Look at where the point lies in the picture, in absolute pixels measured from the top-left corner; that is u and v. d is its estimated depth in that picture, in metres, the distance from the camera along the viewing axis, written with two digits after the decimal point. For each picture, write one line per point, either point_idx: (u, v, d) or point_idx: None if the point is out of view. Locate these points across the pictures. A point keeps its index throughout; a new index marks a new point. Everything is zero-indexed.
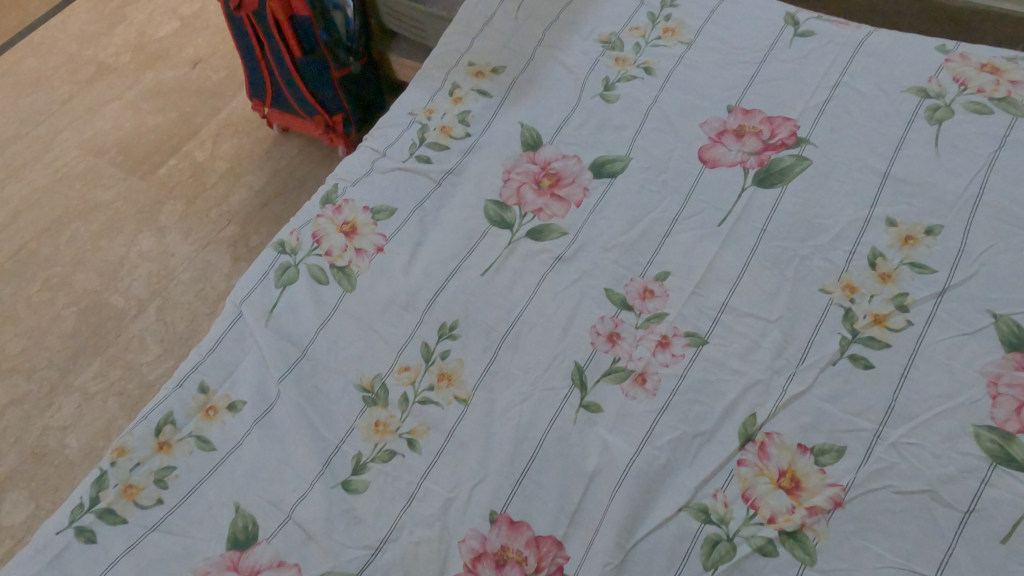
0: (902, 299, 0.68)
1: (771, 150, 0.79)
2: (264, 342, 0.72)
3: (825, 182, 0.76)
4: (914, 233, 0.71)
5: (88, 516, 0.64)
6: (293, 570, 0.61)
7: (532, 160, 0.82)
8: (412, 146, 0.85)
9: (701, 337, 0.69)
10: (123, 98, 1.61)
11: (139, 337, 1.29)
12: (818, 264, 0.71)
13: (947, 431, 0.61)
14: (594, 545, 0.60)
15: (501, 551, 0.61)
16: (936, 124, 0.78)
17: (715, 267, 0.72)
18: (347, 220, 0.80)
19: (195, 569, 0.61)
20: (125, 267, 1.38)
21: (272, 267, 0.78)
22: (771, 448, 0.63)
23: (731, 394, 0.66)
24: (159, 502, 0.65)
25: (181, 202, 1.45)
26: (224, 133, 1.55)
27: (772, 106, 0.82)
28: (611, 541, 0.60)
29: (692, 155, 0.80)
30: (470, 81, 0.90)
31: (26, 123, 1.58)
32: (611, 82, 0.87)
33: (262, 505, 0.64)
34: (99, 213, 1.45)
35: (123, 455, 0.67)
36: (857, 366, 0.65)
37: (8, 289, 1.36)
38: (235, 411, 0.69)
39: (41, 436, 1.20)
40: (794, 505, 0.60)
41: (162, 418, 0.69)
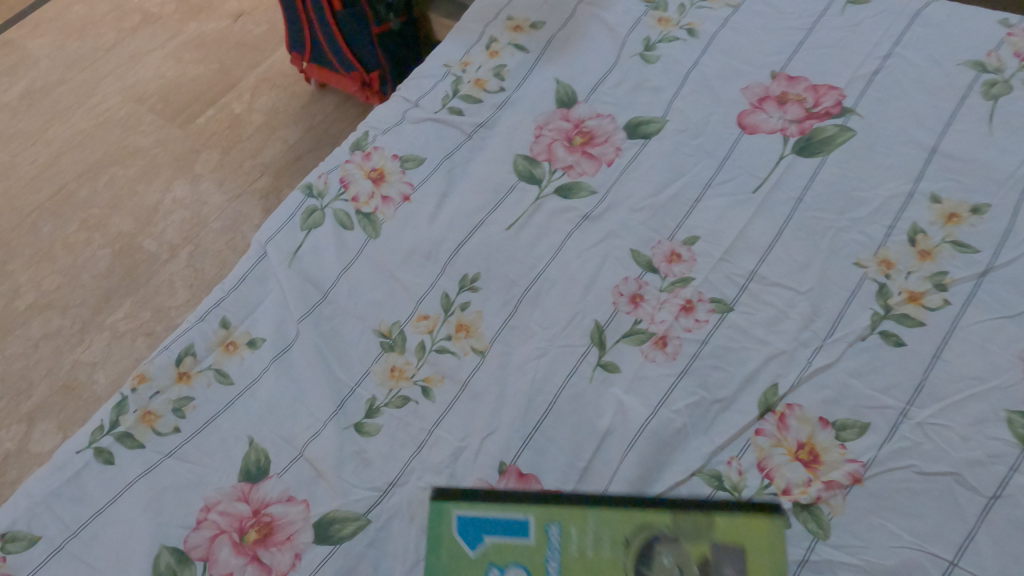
0: (940, 278, 0.66)
1: (814, 119, 0.76)
2: (286, 283, 0.73)
3: (868, 154, 0.73)
4: (959, 211, 0.69)
5: (107, 438, 0.66)
6: (302, 506, 0.62)
7: (565, 117, 0.80)
8: (445, 98, 0.84)
9: (726, 304, 0.67)
10: (165, 48, 1.63)
11: (170, 281, 1.32)
12: (854, 238, 0.69)
13: (977, 414, 0.59)
14: (603, 501, 0.59)
15: (509, 500, 0.60)
16: (992, 100, 0.74)
17: (745, 235, 0.70)
18: (375, 167, 0.79)
19: (207, 498, 0.62)
20: (159, 212, 1.40)
21: (299, 210, 0.78)
22: (791, 420, 0.61)
23: (753, 362, 0.64)
24: (176, 430, 0.66)
25: (216, 152, 1.47)
26: (261, 87, 1.55)
27: (818, 73, 0.79)
28: (619, 499, 0.59)
29: (730, 120, 0.77)
30: (508, 35, 0.88)
31: (72, 68, 1.61)
32: (652, 42, 0.85)
33: (275, 441, 0.65)
34: (137, 158, 1.47)
35: (143, 382, 0.68)
36: (887, 343, 0.63)
37: (47, 227, 1.39)
38: (254, 347, 0.70)
39: (71, 370, 1.23)
40: (810, 479, 0.59)
41: (183, 349, 0.70)
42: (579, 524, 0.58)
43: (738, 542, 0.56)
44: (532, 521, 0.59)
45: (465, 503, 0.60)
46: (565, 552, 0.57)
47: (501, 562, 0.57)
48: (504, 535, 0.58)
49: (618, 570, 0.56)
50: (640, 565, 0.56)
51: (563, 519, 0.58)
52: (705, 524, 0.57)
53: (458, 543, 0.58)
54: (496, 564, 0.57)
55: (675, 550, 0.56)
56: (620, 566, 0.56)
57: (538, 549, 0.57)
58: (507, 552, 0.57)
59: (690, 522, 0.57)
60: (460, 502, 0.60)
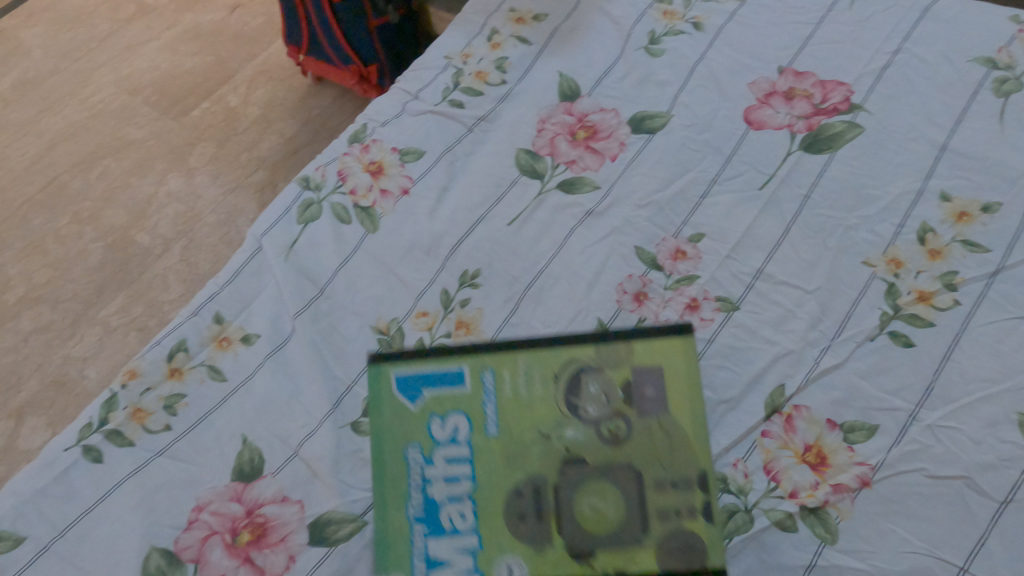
0: (950, 278, 0.64)
1: (822, 115, 0.74)
2: (282, 278, 0.71)
3: (877, 151, 0.72)
4: (969, 209, 0.67)
5: (96, 436, 0.64)
6: (297, 507, 0.60)
7: (568, 111, 0.79)
8: (445, 90, 0.82)
9: (732, 303, 0.66)
10: (160, 39, 1.60)
11: (163, 275, 1.30)
12: (863, 236, 0.68)
13: (989, 416, 0.58)
14: (526, 344, 0.64)
15: (442, 354, 0.64)
16: (1003, 97, 0.73)
17: (752, 233, 0.69)
18: (374, 160, 0.77)
19: (199, 497, 0.61)
20: (152, 205, 1.37)
21: (295, 203, 0.76)
22: (799, 421, 0.60)
23: (760, 362, 0.63)
24: (168, 427, 0.64)
25: (211, 145, 1.44)
26: (258, 79, 1.53)
27: (826, 69, 0.78)
28: (541, 343, 0.64)
29: (737, 115, 0.76)
30: (510, 27, 0.86)
31: (66, 59, 1.58)
32: (657, 35, 0.83)
33: (270, 439, 0.63)
34: (130, 151, 1.44)
35: (134, 378, 0.67)
36: (896, 343, 0.62)
37: (38, 220, 1.37)
38: (249, 343, 0.68)
39: (62, 365, 1.21)
40: (818, 482, 0.57)
41: (175, 344, 0.68)
42: (508, 368, 0.63)
43: (658, 365, 0.62)
44: (466, 370, 0.63)
45: (404, 363, 0.64)
46: (501, 395, 0.62)
47: (442, 413, 0.62)
48: (438, 387, 0.63)
49: (549, 402, 0.62)
50: (571, 397, 0.61)
51: (495, 365, 0.63)
52: (626, 354, 0.62)
53: (397, 401, 0.63)
54: (438, 414, 0.62)
55: (600, 378, 0.62)
56: (553, 400, 0.62)
57: (474, 396, 0.63)
58: (446, 403, 0.63)
59: (610, 351, 0.63)
60: (395, 363, 0.64)
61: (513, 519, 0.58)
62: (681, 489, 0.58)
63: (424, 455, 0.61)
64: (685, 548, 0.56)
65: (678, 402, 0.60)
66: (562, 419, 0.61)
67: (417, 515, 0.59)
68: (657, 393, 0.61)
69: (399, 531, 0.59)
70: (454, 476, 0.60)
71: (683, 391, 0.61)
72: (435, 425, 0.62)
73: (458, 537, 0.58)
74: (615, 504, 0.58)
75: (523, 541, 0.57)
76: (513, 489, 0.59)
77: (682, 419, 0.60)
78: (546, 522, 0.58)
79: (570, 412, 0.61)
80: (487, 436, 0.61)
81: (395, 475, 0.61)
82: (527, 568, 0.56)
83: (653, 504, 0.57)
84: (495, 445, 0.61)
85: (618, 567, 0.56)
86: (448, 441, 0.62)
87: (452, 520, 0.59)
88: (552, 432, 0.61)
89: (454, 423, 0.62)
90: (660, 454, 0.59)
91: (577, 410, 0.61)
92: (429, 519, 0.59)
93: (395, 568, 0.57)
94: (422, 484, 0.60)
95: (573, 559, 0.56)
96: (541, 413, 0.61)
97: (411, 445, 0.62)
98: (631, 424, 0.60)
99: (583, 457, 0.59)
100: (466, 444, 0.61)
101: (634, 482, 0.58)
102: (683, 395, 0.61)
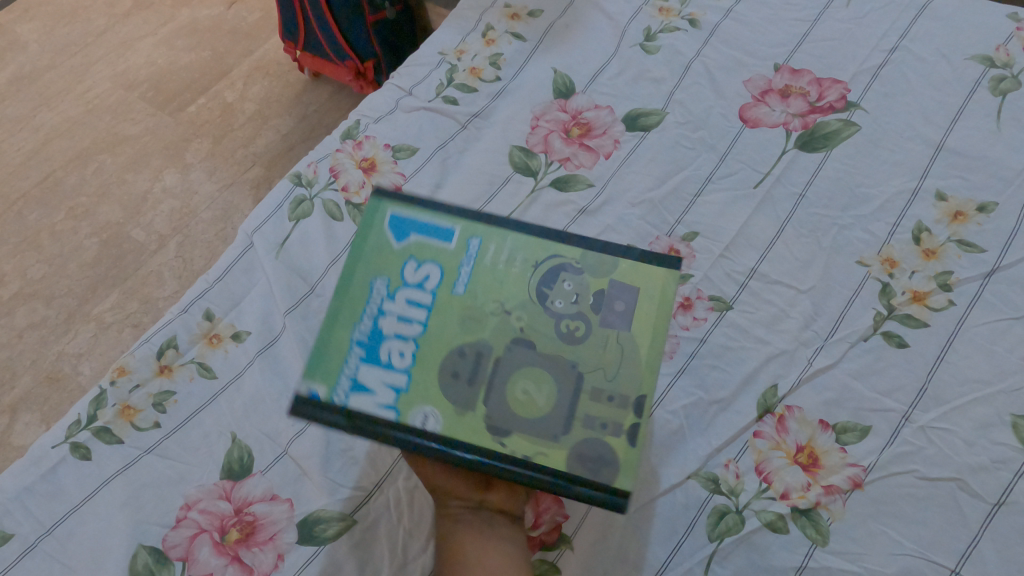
0: (945, 278, 0.64)
1: (817, 113, 0.74)
2: (272, 275, 0.70)
3: (873, 150, 0.71)
4: (964, 209, 0.67)
5: (84, 433, 0.63)
6: (286, 505, 0.60)
7: (563, 108, 0.78)
8: (439, 87, 0.81)
9: (725, 303, 0.65)
10: (157, 35, 1.58)
11: (158, 271, 1.29)
12: (858, 235, 0.67)
13: (982, 418, 0.58)
14: (518, 227, 0.56)
15: (440, 205, 0.56)
16: (1000, 96, 0.73)
17: (746, 231, 0.69)
18: (367, 156, 0.77)
19: (187, 495, 0.60)
20: (148, 201, 1.37)
21: (287, 199, 0.75)
22: (791, 422, 0.60)
23: (752, 362, 0.62)
24: (157, 425, 0.64)
25: (207, 141, 1.44)
26: (254, 75, 1.52)
27: (822, 67, 0.77)
28: (533, 228, 0.55)
29: (732, 113, 0.75)
30: (505, 23, 0.86)
31: (62, 54, 1.56)
32: (653, 32, 0.83)
33: (259, 438, 0.63)
34: (126, 146, 1.43)
35: (123, 375, 0.66)
36: (890, 344, 0.61)
37: (33, 215, 1.36)
38: (239, 341, 0.68)
39: (56, 361, 1.21)
40: (809, 483, 0.57)
41: (165, 341, 0.68)
42: (496, 241, 0.55)
43: (636, 286, 0.54)
44: (457, 230, 0.55)
45: (403, 204, 0.56)
46: (481, 261, 0.54)
47: (421, 258, 0.54)
48: (428, 236, 0.55)
49: (522, 286, 0.54)
50: (543, 285, 0.54)
51: (484, 234, 0.55)
52: (608, 264, 0.55)
53: (385, 235, 0.55)
54: (416, 258, 0.54)
55: (578, 279, 0.54)
56: (526, 283, 0.54)
57: (456, 254, 0.55)
58: (428, 250, 0.55)
59: (595, 257, 0.55)
60: (395, 201, 0.56)
61: (445, 377, 0.51)
62: (616, 404, 0.50)
63: (389, 289, 0.54)
64: (597, 458, 0.49)
65: (645, 327, 0.53)
66: (528, 306, 0.53)
67: (361, 338, 0.52)
68: (627, 307, 0.53)
69: (339, 345, 0.52)
70: (407, 320, 0.53)
71: (652, 321, 0.53)
72: (410, 268, 0.54)
73: (390, 371, 0.51)
74: (547, 394, 0.51)
75: (449, 395, 0.50)
76: (457, 348, 0.52)
77: (641, 343, 0.52)
78: (476, 387, 0.51)
79: (539, 301, 0.53)
80: (453, 293, 0.54)
81: (356, 298, 0.53)
82: (443, 425, 0.49)
83: (582, 412, 0.50)
84: (457, 303, 0.53)
85: (532, 450, 0.49)
86: (416, 285, 0.54)
87: (391, 355, 0.52)
88: (514, 308, 0.53)
89: (427, 271, 0.54)
90: (607, 363, 0.52)
91: (544, 301, 0.54)
92: (371, 345, 0.52)
93: (320, 380, 0.51)
94: (376, 313, 0.53)
95: (488, 433, 0.49)
96: (509, 286, 0.54)
97: (380, 276, 0.54)
98: (591, 327, 0.53)
99: (532, 341, 0.52)
100: (430, 295, 0.53)
101: (574, 383, 0.51)
102: (651, 323, 0.53)
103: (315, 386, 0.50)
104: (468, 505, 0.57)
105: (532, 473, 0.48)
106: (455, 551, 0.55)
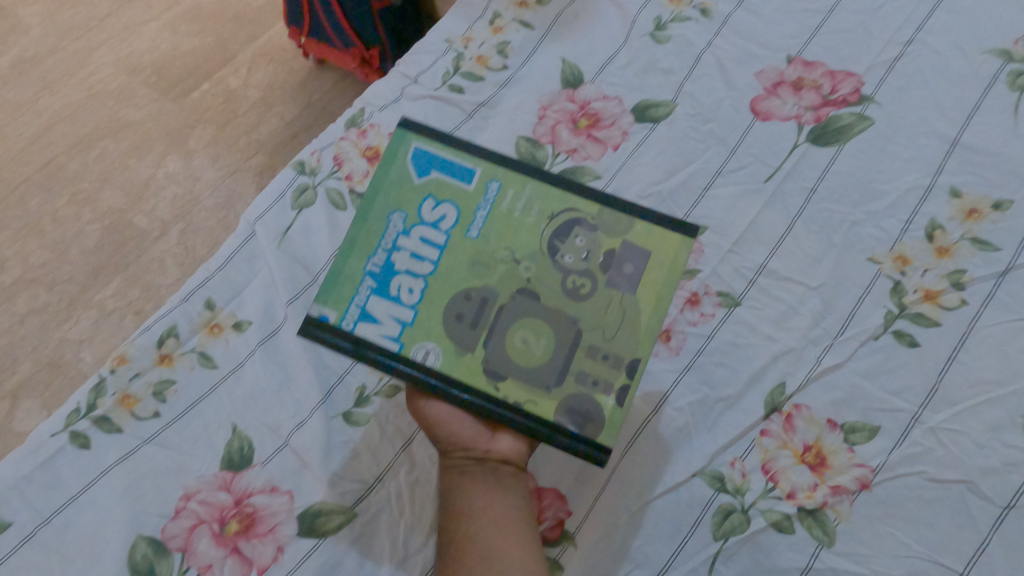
0: (958, 277, 0.63)
1: (830, 107, 0.73)
2: (275, 264, 0.69)
3: (887, 145, 0.70)
4: (979, 207, 0.66)
5: (83, 422, 0.62)
6: (286, 497, 0.59)
7: (570, 98, 0.77)
8: (445, 75, 0.79)
9: (733, 299, 0.64)
10: (161, 19, 1.54)
11: (160, 259, 1.29)
12: (869, 232, 0.66)
13: (994, 420, 0.57)
14: (540, 173, 0.56)
15: (465, 144, 0.56)
16: (1018, 91, 0.71)
17: (755, 227, 0.67)
18: (371, 145, 0.76)
19: (187, 486, 0.60)
20: (150, 187, 1.36)
21: (290, 187, 0.74)
22: (798, 421, 0.59)
23: (760, 359, 0.61)
24: (157, 415, 0.63)
25: (211, 128, 1.42)
26: (258, 61, 1.49)
27: (837, 59, 0.75)
28: (552, 179, 0.56)
29: (743, 106, 0.74)
30: (513, 10, 0.84)
31: (65, 37, 1.52)
32: (663, 22, 0.81)
33: (260, 429, 0.62)
34: (128, 132, 1.42)
35: (122, 363, 0.65)
36: (900, 343, 0.60)
37: (35, 201, 1.35)
38: (240, 331, 0.67)
39: (58, 347, 1.21)
40: (817, 483, 0.56)
41: (165, 330, 0.67)
42: (515, 188, 0.56)
43: (647, 250, 0.55)
44: (478, 171, 0.56)
45: (429, 138, 0.56)
46: (497, 206, 0.55)
47: (439, 197, 0.55)
48: (449, 175, 0.56)
49: (534, 237, 0.55)
50: (555, 238, 0.55)
51: (505, 179, 0.56)
52: (624, 225, 0.55)
53: (406, 168, 0.56)
54: (434, 196, 0.56)
55: (591, 236, 0.55)
56: (538, 234, 0.55)
57: (474, 196, 0.55)
58: (447, 190, 0.55)
59: (611, 215, 0.55)
60: (421, 134, 0.56)
61: (450, 317, 0.54)
62: (609, 363, 0.53)
63: (405, 225, 0.55)
64: (583, 413, 0.52)
65: (650, 294, 0.54)
66: (537, 256, 0.55)
67: (373, 270, 0.54)
68: (635, 272, 0.54)
69: (351, 276, 0.54)
70: (419, 257, 0.55)
71: (657, 290, 0.54)
72: (427, 206, 0.55)
73: (398, 305, 0.54)
74: (545, 346, 0.53)
75: (451, 335, 0.53)
76: (463, 291, 0.54)
77: (644, 307, 0.54)
78: (478, 330, 0.53)
79: (549, 253, 0.55)
80: (466, 237, 0.55)
81: (373, 229, 0.55)
82: (443, 362, 0.53)
83: (577, 367, 0.53)
84: (469, 247, 0.55)
85: (525, 398, 0.52)
86: (431, 223, 0.55)
87: (400, 290, 0.54)
88: (523, 258, 0.55)
89: (443, 210, 0.55)
90: (608, 324, 0.54)
91: (555, 254, 0.55)
92: (381, 276, 0.54)
93: (331, 305, 0.54)
94: (390, 247, 0.55)
95: (484, 375, 0.53)
96: (521, 234, 0.55)
97: (399, 209, 0.55)
98: (597, 286, 0.54)
99: (536, 292, 0.54)
100: (444, 235, 0.55)
101: (572, 339, 0.53)
102: (656, 290, 0.54)
103: (325, 311, 0.53)
104: (472, 457, 0.56)
105: (524, 420, 0.52)
106: (459, 504, 0.55)
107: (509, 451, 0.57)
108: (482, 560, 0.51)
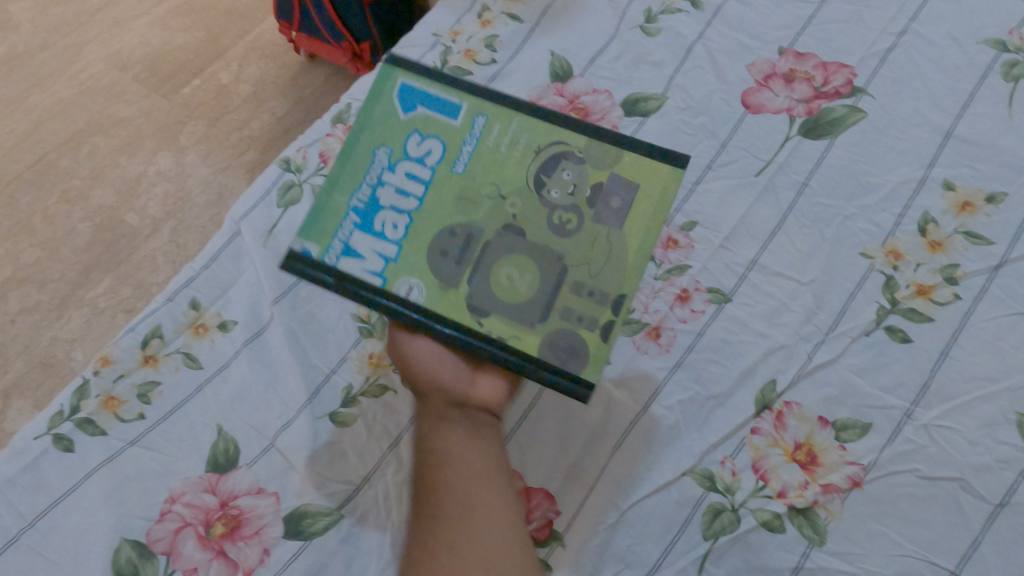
0: (951, 271, 0.62)
1: (822, 99, 0.72)
2: (260, 263, 0.69)
3: (880, 137, 0.69)
4: (973, 200, 0.65)
5: (67, 424, 0.62)
6: (272, 499, 0.59)
7: (560, 92, 0.76)
8: (433, 69, 0.78)
9: (724, 295, 0.64)
10: (151, 14, 1.53)
11: (152, 256, 1.28)
12: (862, 226, 0.65)
13: (987, 416, 0.56)
14: (527, 106, 0.55)
15: (452, 81, 0.55)
16: (1012, 81, 0.70)
17: (747, 222, 0.67)
18: None
19: (173, 489, 0.59)
20: (141, 184, 1.35)
21: (276, 185, 0.73)
22: (789, 419, 0.58)
23: (750, 356, 0.61)
24: (142, 417, 0.62)
25: (202, 124, 1.41)
26: (249, 56, 1.48)
27: (829, 50, 0.74)
28: (537, 110, 0.55)
29: (735, 99, 0.73)
30: (502, 3, 0.82)
31: (54, 33, 1.51)
32: (653, 14, 0.80)
33: (246, 430, 0.62)
34: (119, 129, 1.40)
35: (107, 365, 0.65)
36: (892, 339, 0.60)
37: (25, 198, 1.34)
38: (226, 330, 0.66)
39: (49, 347, 1.20)
40: (808, 481, 0.56)
41: (149, 331, 0.66)
42: (501, 122, 0.55)
43: (635, 182, 0.54)
44: (464, 107, 0.55)
45: (416, 74, 0.56)
46: (482, 142, 0.54)
47: (425, 132, 0.55)
48: (437, 110, 0.55)
49: (521, 169, 0.54)
50: (541, 173, 0.54)
51: (491, 113, 0.55)
52: (611, 157, 0.54)
53: (392, 103, 0.55)
54: (420, 131, 0.55)
55: (578, 168, 0.54)
56: (526, 168, 0.54)
57: (461, 131, 0.55)
58: (433, 125, 0.55)
59: (599, 148, 0.54)
60: (410, 70, 0.56)
61: (435, 252, 0.53)
62: (595, 299, 0.52)
63: (390, 160, 0.55)
64: (568, 348, 0.51)
65: (637, 224, 0.53)
66: (523, 191, 0.54)
67: (357, 206, 0.54)
68: (622, 205, 0.53)
69: (336, 210, 0.54)
70: (405, 191, 0.54)
71: (645, 222, 0.53)
72: (413, 141, 0.55)
73: (381, 240, 0.53)
74: (530, 281, 0.52)
75: (436, 270, 0.53)
76: (448, 227, 0.54)
77: (630, 241, 0.53)
78: (463, 266, 0.53)
79: (534, 188, 0.54)
80: (452, 172, 0.54)
81: (358, 165, 0.55)
82: (426, 296, 0.52)
83: (562, 303, 0.52)
84: (455, 182, 0.54)
85: (507, 333, 0.52)
86: (417, 159, 0.55)
87: (384, 226, 0.54)
88: (509, 194, 0.54)
89: (429, 145, 0.55)
90: (593, 259, 0.53)
91: (541, 188, 0.54)
92: (365, 213, 0.54)
93: (314, 239, 0.53)
94: (375, 182, 0.54)
95: (468, 310, 0.52)
96: (508, 168, 0.54)
97: (384, 144, 0.55)
98: (583, 222, 0.53)
99: (522, 228, 0.54)
100: (429, 170, 0.54)
101: (557, 274, 0.53)
102: (644, 226, 0.53)
103: (308, 245, 0.53)
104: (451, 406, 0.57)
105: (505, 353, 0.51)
106: (434, 453, 0.54)
107: (488, 401, 0.58)
108: (462, 511, 0.51)
